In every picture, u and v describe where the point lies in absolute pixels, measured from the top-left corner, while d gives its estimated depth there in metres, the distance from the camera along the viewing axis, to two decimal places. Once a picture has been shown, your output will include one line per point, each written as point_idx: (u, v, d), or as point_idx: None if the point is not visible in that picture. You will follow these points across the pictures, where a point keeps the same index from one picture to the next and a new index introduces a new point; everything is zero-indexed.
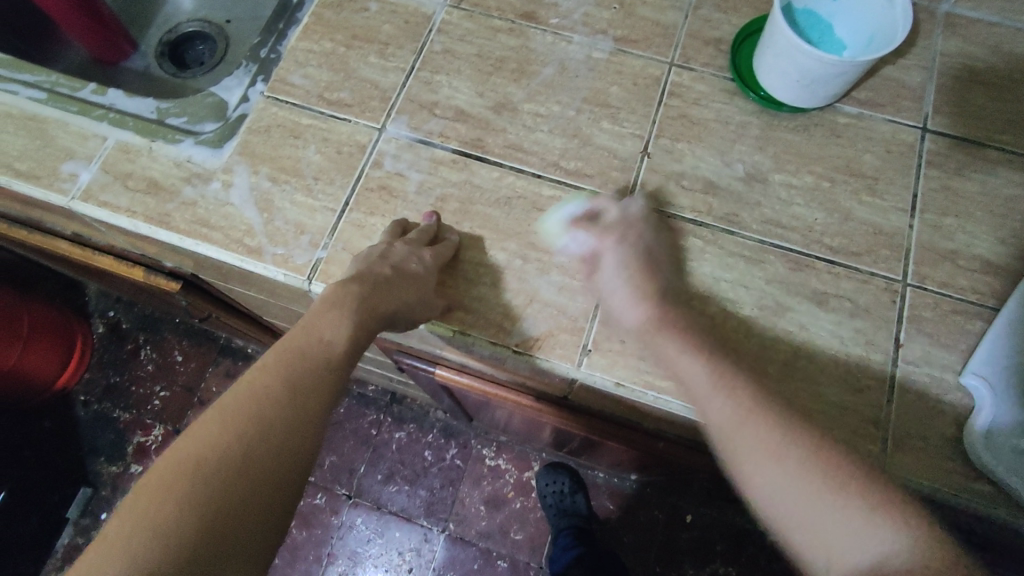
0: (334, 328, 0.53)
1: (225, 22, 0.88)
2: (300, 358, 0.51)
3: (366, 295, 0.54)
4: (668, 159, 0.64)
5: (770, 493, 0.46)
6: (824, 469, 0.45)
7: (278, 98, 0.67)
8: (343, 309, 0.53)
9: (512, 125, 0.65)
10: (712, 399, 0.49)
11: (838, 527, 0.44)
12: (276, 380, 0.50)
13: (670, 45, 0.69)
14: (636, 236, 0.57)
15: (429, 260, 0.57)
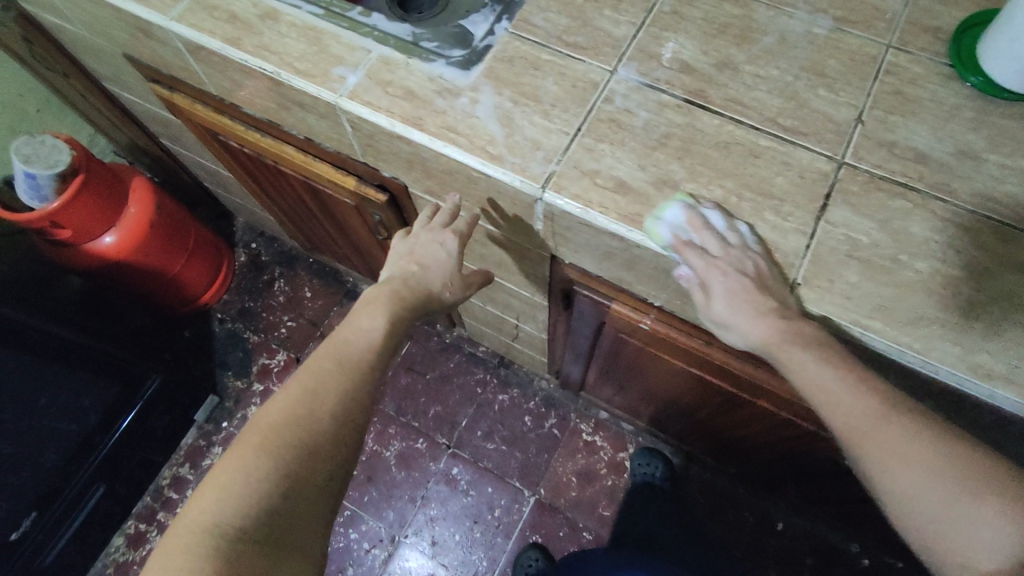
0: (370, 320, 0.72)
1: None
2: (342, 343, 0.70)
3: (400, 289, 0.75)
4: (882, 128, 0.67)
5: (912, 492, 0.53)
6: (959, 473, 0.52)
7: (521, 35, 0.75)
8: (383, 305, 0.73)
9: (732, 82, 0.71)
10: (845, 389, 0.57)
11: (978, 527, 0.50)
12: (331, 362, 0.67)
13: (887, 30, 0.73)
14: (756, 268, 0.62)
15: (450, 243, 0.78)
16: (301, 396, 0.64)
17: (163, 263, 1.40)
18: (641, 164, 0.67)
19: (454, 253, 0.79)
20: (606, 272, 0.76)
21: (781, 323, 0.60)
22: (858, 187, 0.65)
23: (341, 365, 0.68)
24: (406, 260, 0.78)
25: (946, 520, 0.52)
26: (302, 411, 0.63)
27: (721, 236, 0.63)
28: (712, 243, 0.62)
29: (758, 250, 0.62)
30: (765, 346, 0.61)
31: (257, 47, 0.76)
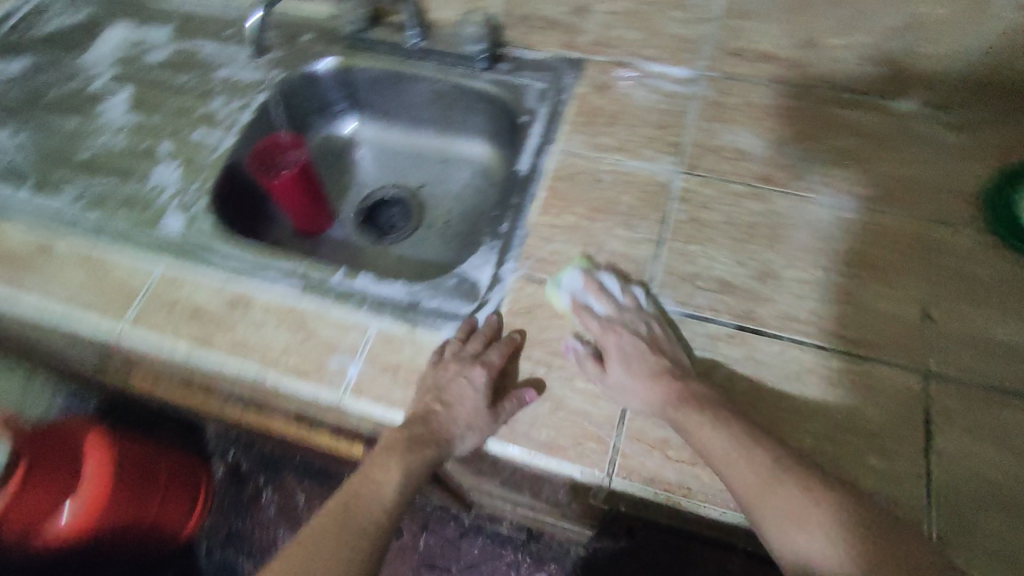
0: (383, 476, 0.56)
1: (419, 186, 0.92)
2: (346, 506, 0.55)
3: (418, 439, 0.57)
4: (956, 323, 0.61)
5: (744, 499, 0.50)
6: (778, 481, 0.49)
7: (532, 276, 0.67)
8: (398, 452, 0.56)
9: (781, 294, 0.63)
10: (724, 462, 0.51)
11: (802, 532, 0.47)
12: (327, 518, 0.54)
13: (919, 202, 0.68)
14: (654, 334, 0.60)
15: (478, 377, 0.58)
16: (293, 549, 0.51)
17: (139, 517, 1.19)
18: None
19: (486, 388, 0.59)
20: (691, 541, 0.65)
21: (705, 416, 0.53)
22: (957, 399, 0.58)
23: (337, 541, 0.52)
24: (426, 394, 0.59)
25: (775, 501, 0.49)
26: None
27: (616, 300, 0.63)
28: (602, 305, 0.63)
29: (652, 313, 0.62)
30: (650, 408, 0.57)
31: (233, 347, 0.63)
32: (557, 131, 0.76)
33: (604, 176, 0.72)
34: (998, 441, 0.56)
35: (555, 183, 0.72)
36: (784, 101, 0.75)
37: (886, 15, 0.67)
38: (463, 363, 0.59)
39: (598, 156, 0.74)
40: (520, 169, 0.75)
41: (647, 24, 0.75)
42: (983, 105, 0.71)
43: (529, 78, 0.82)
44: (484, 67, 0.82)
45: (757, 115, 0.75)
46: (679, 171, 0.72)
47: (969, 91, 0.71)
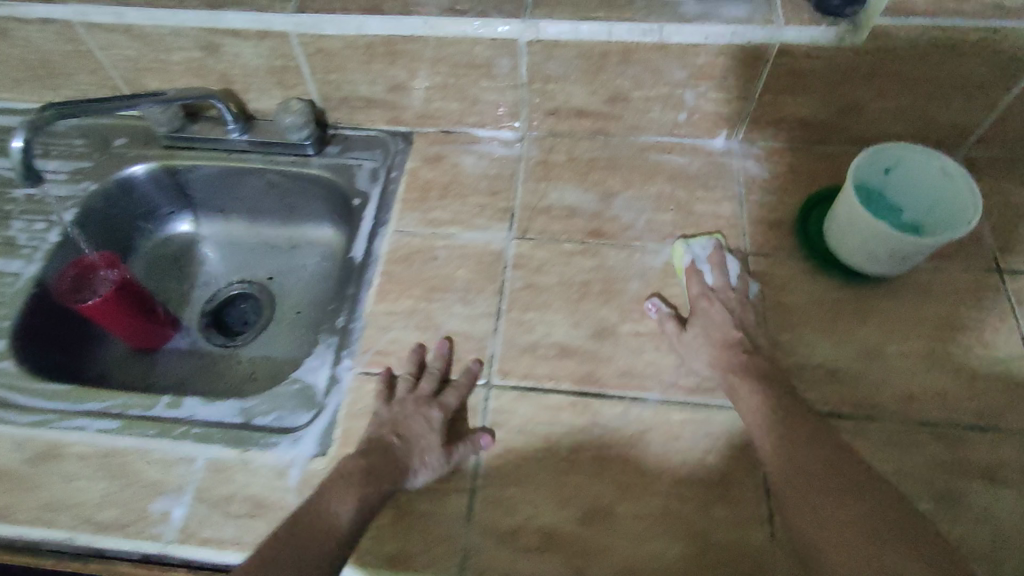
0: (343, 502, 0.52)
1: (268, 278, 0.88)
2: (300, 524, 0.49)
3: (377, 466, 0.55)
4: (782, 353, 0.63)
5: (803, 505, 0.49)
6: (844, 481, 0.49)
7: (372, 371, 0.65)
8: (354, 482, 0.53)
9: (618, 351, 0.64)
10: (785, 464, 0.52)
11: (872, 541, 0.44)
12: (304, 517, 0.49)
13: (739, 238, 0.70)
14: (725, 330, 0.63)
15: (434, 418, 0.59)
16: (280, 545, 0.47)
17: None
18: (562, 496, 0.57)
19: (438, 428, 0.58)
20: None
21: (770, 406, 0.56)
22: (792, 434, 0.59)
23: (303, 544, 0.47)
24: (384, 429, 0.58)
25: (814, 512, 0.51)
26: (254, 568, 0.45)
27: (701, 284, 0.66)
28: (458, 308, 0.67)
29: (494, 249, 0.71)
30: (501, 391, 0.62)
31: (38, 510, 0.57)
32: (389, 212, 0.75)
33: (438, 252, 0.71)
34: None
35: (390, 267, 0.71)
36: (606, 155, 0.77)
37: (678, 69, 0.68)
38: (420, 405, 0.60)
39: (431, 232, 0.73)
40: (354, 256, 0.73)
41: (462, 94, 0.75)
42: (785, 135, 0.75)
43: (358, 158, 0.81)
44: (313, 152, 0.81)
45: (583, 170, 0.76)
46: (513, 236, 0.72)
47: (769, 126, 0.74)
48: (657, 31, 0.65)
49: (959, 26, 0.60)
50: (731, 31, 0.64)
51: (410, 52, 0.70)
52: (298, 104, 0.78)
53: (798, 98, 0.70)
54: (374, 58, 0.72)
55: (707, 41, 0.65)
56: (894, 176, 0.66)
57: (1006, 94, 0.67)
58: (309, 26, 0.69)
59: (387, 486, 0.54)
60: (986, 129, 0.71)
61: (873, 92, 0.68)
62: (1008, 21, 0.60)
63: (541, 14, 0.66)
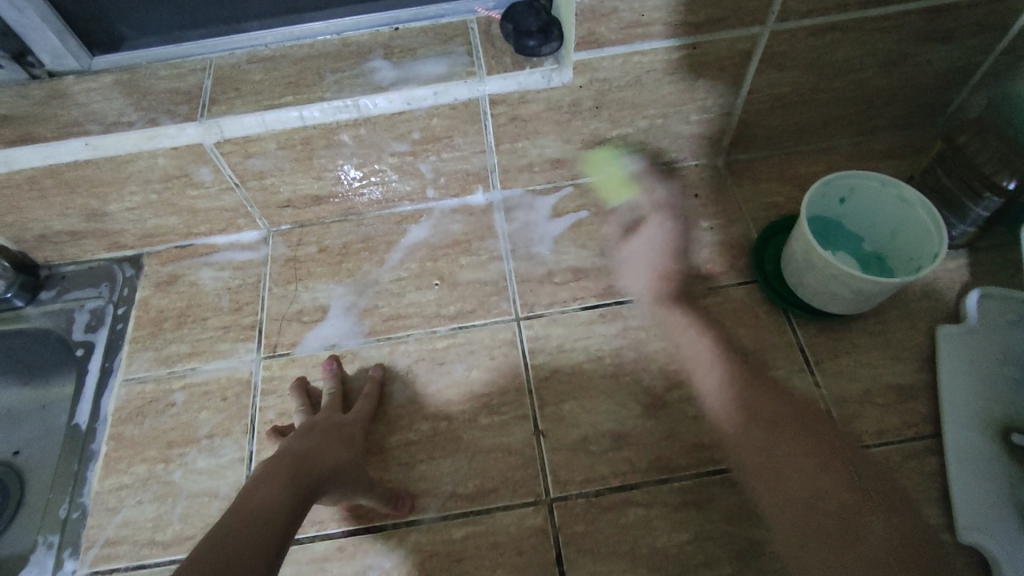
0: (272, 485, 0.47)
1: (13, 454, 0.73)
2: (281, 488, 0.47)
3: (307, 452, 0.51)
4: (564, 428, 0.57)
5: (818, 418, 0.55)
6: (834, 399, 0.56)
7: (100, 571, 0.54)
8: (286, 467, 0.49)
9: (386, 471, 0.56)
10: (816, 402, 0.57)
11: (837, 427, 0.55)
12: (249, 507, 0.45)
13: (508, 300, 0.64)
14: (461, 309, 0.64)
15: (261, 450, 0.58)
16: (254, 527, 0.43)
17: None
18: None
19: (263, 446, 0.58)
20: None
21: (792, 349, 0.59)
22: (585, 526, 0.53)
23: (263, 520, 0.44)
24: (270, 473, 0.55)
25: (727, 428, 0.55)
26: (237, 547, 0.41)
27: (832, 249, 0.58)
28: (190, 454, 0.58)
29: (228, 371, 0.62)
30: None
31: None
32: (117, 358, 0.65)
33: (176, 396, 0.61)
34: (627, 551, 0.52)
35: (119, 428, 0.60)
36: (359, 236, 0.70)
37: (395, 141, 0.62)
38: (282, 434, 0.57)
39: (166, 373, 0.63)
40: (78, 422, 0.61)
41: (175, 207, 0.66)
42: (542, 178, 0.70)
43: (80, 297, 0.69)
44: (21, 303, 0.69)
45: (336, 260, 0.68)
46: (260, 357, 0.63)
47: (522, 172, 0.69)
48: (353, 106, 0.58)
49: (658, 48, 0.57)
50: (433, 91, 0.58)
51: (83, 178, 0.61)
52: None
53: (536, 142, 0.65)
54: (46, 192, 0.62)
55: (413, 105, 0.59)
56: (850, 204, 0.60)
57: (735, 101, 0.64)
58: None
59: (312, 481, 0.49)
60: (734, 133, 0.69)
61: (607, 122, 0.64)
62: (704, 35, 0.56)
63: (220, 111, 0.58)
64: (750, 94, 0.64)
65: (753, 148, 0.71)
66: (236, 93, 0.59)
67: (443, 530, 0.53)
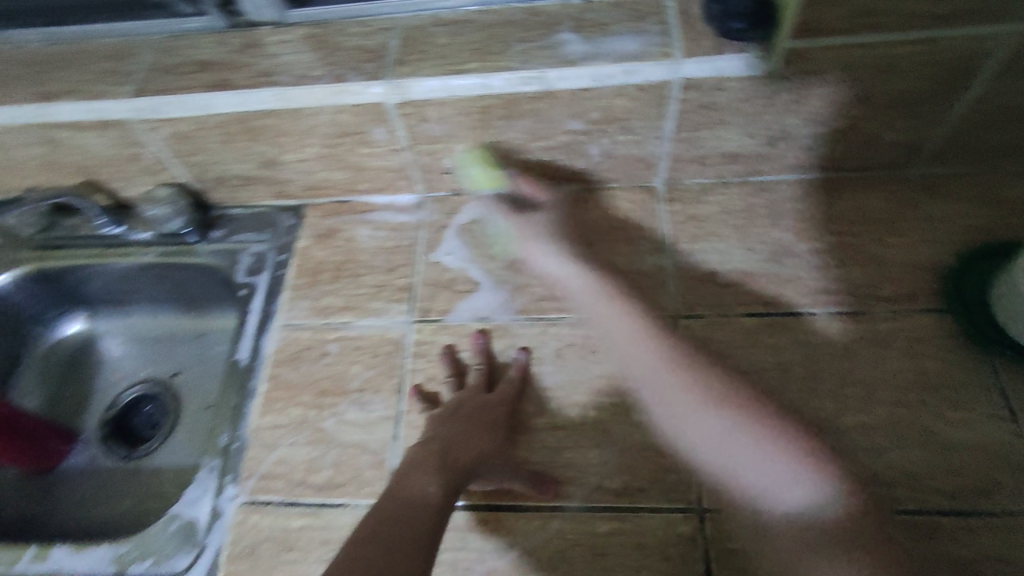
0: (425, 477, 0.50)
1: (173, 375, 0.80)
2: (426, 474, 0.50)
3: (454, 438, 0.53)
4: None
5: (712, 439, 0.50)
6: (747, 426, 0.49)
7: (257, 501, 0.56)
8: (433, 455, 0.52)
9: (531, 451, 0.55)
10: (695, 419, 0.51)
11: (763, 466, 0.47)
12: (400, 496, 0.48)
13: (665, 297, 0.62)
14: None
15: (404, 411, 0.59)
16: (406, 517, 0.47)
17: None
18: None
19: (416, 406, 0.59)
20: None
21: (684, 374, 0.53)
22: (735, 543, 0.50)
23: (416, 510, 0.47)
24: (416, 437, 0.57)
25: (693, 426, 0.51)
26: (388, 535, 0.45)
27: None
28: (343, 406, 0.60)
29: (381, 329, 0.64)
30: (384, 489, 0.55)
31: None
32: (277, 302, 0.67)
33: (330, 347, 0.63)
34: None
35: (277, 369, 0.63)
36: (514, 211, 0.69)
37: (572, 119, 0.61)
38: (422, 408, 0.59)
39: (321, 323, 0.65)
40: (240, 358, 0.65)
41: (343, 163, 0.67)
42: (711, 171, 0.66)
43: (245, 240, 0.73)
44: (195, 239, 0.73)
45: (490, 233, 0.68)
46: (412, 320, 0.64)
47: (692, 163, 0.65)
48: (540, 79, 0.57)
49: (886, 40, 0.51)
50: (625, 69, 0.55)
51: (269, 127, 0.63)
52: (166, 191, 0.71)
53: (718, 133, 0.61)
54: (233, 136, 0.64)
55: (600, 83, 0.56)
56: None
57: (952, 108, 0.58)
58: (148, 110, 0.61)
59: (462, 471, 0.51)
60: (941, 141, 0.61)
61: (800, 118, 0.59)
62: (943, 31, 0.50)
63: (407, 72, 0.58)
64: (973, 102, 0.57)
65: (955, 162, 0.64)
66: (422, 56, 0.59)
67: (587, 521, 0.52)
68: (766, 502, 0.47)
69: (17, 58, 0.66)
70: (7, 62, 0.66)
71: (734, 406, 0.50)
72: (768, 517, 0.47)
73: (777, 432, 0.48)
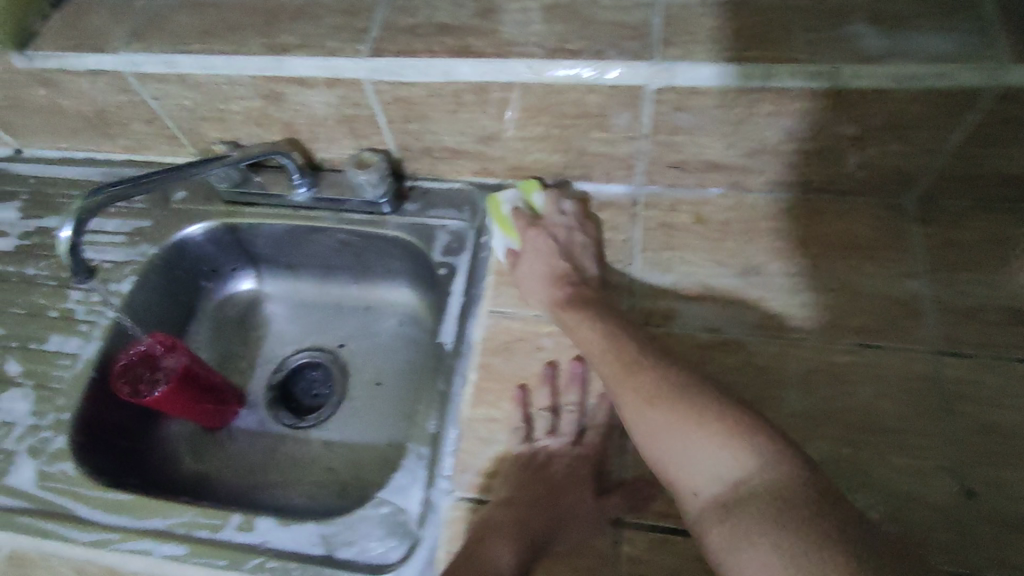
0: (497, 546, 0.49)
1: (340, 346, 0.78)
2: (508, 538, 0.50)
3: (533, 509, 0.52)
4: (1004, 499, 0.48)
5: (670, 455, 0.45)
6: (693, 415, 0.45)
7: (472, 498, 0.53)
8: (515, 523, 0.51)
9: None
10: (666, 431, 0.46)
11: (699, 452, 0.44)
12: (470, 557, 0.49)
13: (923, 328, 0.55)
14: (867, 323, 0.56)
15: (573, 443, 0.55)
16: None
17: None
18: None
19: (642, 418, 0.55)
20: None
21: (643, 389, 0.48)
22: None
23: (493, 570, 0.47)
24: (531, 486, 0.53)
25: (670, 443, 0.45)
26: None
27: None
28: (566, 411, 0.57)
29: None
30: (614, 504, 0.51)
31: None
32: (481, 286, 0.64)
33: (544, 342, 0.60)
34: None
35: (487, 358, 0.59)
36: (743, 216, 0.63)
37: (846, 122, 0.54)
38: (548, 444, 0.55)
39: (532, 315, 0.61)
40: (444, 341, 0.62)
41: (566, 145, 0.63)
42: (982, 193, 0.59)
43: (443, 216, 0.70)
44: (389, 210, 0.70)
45: (716, 236, 0.63)
46: (633, 322, 0.59)
47: (964, 181, 0.58)
48: (832, 74, 0.50)
49: None
50: (937, 72, 0.49)
51: (505, 100, 0.59)
52: (374, 157, 0.67)
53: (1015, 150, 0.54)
54: (461, 106, 0.60)
55: (901, 84, 0.50)
56: None
57: None
58: (384, 72, 0.59)
59: (538, 544, 0.50)
60: None
61: None
62: None
63: (675, 55, 0.53)
64: None
65: None
66: (692, 38, 0.54)
67: None
68: (685, 484, 0.44)
69: (247, 9, 0.65)
70: (237, 12, 0.65)
71: (666, 402, 0.46)
72: (688, 501, 0.44)
73: (717, 417, 0.45)
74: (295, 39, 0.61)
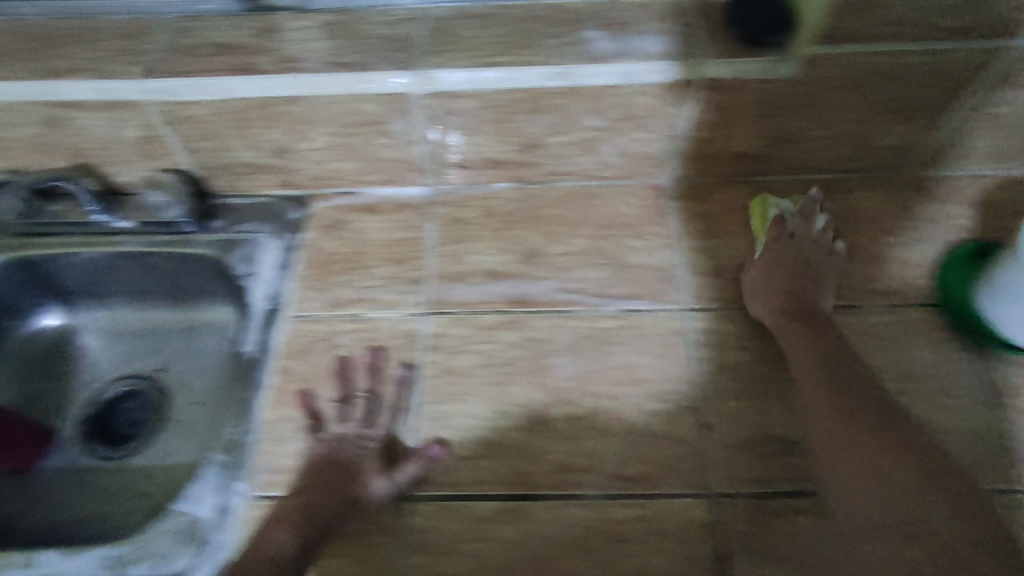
0: (283, 530, 0.50)
1: (161, 370, 0.76)
2: (300, 516, 0.51)
3: (323, 485, 0.53)
4: (731, 426, 0.57)
5: None
6: None
7: (267, 496, 0.55)
8: (310, 500, 0.52)
9: (551, 441, 0.56)
10: None
11: None
12: (261, 535, 0.50)
13: (676, 291, 0.64)
14: (629, 291, 0.64)
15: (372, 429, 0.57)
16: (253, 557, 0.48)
17: None
18: None
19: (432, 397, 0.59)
20: None
21: None
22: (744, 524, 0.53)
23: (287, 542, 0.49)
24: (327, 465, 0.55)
25: None
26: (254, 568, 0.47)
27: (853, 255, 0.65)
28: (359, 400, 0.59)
29: (397, 318, 0.64)
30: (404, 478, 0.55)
31: None
32: (283, 294, 0.66)
33: (341, 339, 0.63)
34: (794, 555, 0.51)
35: (287, 361, 0.62)
36: (525, 207, 0.70)
37: (590, 116, 0.62)
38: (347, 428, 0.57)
39: (331, 315, 0.64)
40: (245, 350, 0.63)
41: (357, 153, 0.67)
42: (715, 172, 0.69)
43: (248, 230, 0.71)
44: (192, 229, 0.71)
45: (501, 227, 0.69)
46: (425, 312, 0.64)
47: (700, 162, 0.67)
48: (566, 74, 0.57)
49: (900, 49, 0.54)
50: (649, 69, 0.57)
51: (287, 112, 0.62)
52: (165, 177, 0.69)
53: (729, 133, 0.64)
54: (247, 122, 0.63)
55: (623, 80, 0.58)
56: None
57: (944, 116, 0.61)
58: (162, 92, 0.60)
59: (335, 517, 0.52)
60: (927, 149, 0.66)
61: (807, 121, 0.62)
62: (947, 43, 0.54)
63: (434, 63, 0.58)
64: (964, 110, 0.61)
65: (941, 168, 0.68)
66: (450, 48, 0.59)
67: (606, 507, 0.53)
68: None
69: (17, 34, 0.64)
70: (6, 38, 0.63)
71: None
72: None
73: None
74: (67, 64, 0.61)
